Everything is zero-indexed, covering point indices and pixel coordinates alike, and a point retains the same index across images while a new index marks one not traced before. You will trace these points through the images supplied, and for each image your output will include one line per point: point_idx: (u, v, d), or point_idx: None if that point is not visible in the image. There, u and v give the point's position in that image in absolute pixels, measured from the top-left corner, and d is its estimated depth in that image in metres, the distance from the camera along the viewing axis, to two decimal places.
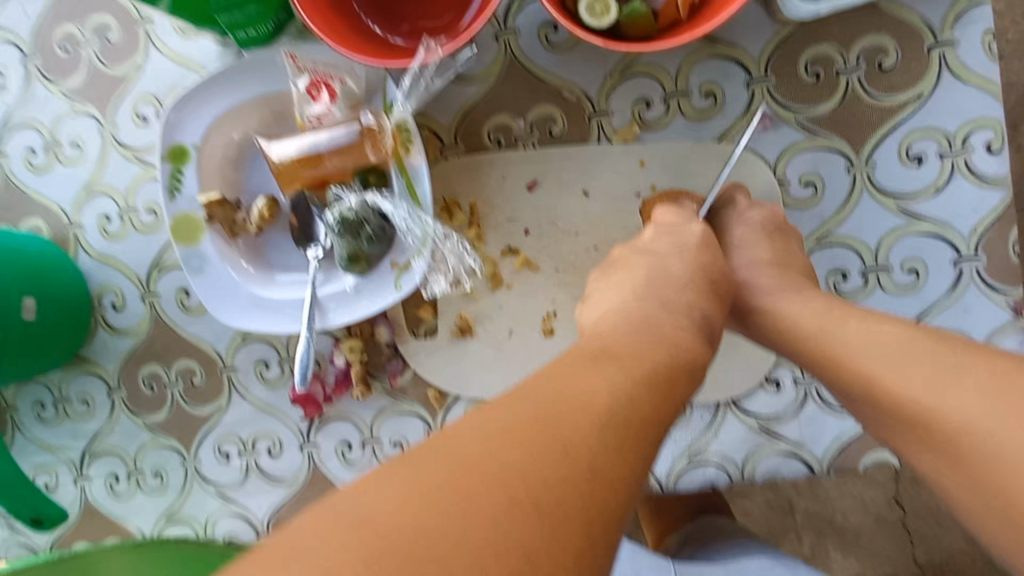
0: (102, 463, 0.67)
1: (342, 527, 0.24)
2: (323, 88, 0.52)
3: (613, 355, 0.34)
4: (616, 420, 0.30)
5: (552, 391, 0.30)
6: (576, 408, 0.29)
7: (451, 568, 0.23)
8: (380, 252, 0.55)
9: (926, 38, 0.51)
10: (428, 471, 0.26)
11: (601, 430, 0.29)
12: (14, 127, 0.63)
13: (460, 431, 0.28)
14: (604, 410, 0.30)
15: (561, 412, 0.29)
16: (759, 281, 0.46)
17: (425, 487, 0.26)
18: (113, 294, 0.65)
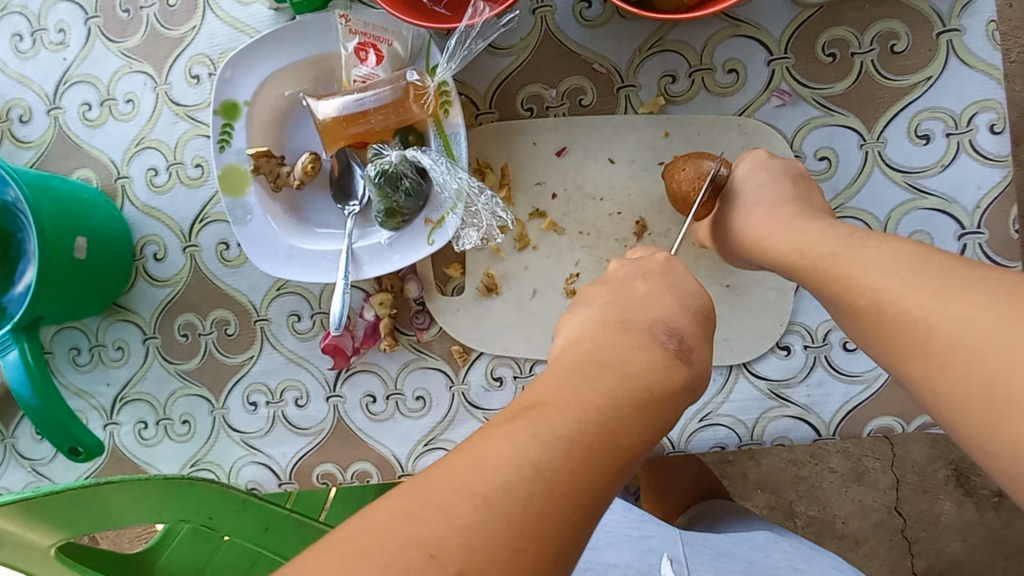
0: (132, 409, 0.69)
1: (353, 550, 0.26)
2: (370, 51, 0.56)
3: (613, 364, 0.34)
4: (603, 433, 0.31)
5: (550, 412, 0.31)
6: (585, 408, 0.31)
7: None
8: (415, 207, 0.58)
9: (935, 24, 0.54)
10: (448, 480, 0.28)
11: (589, 454, 0.30)
12: (71, 82, 0.68)
13: (460, 458, 0.29)
14: (574, 451, 0.29)
15: (532, 460, 0.29)
16: (775, 234, 0.48)
17: (397, 536, 0.26)
18: (155, 245, 0.68)
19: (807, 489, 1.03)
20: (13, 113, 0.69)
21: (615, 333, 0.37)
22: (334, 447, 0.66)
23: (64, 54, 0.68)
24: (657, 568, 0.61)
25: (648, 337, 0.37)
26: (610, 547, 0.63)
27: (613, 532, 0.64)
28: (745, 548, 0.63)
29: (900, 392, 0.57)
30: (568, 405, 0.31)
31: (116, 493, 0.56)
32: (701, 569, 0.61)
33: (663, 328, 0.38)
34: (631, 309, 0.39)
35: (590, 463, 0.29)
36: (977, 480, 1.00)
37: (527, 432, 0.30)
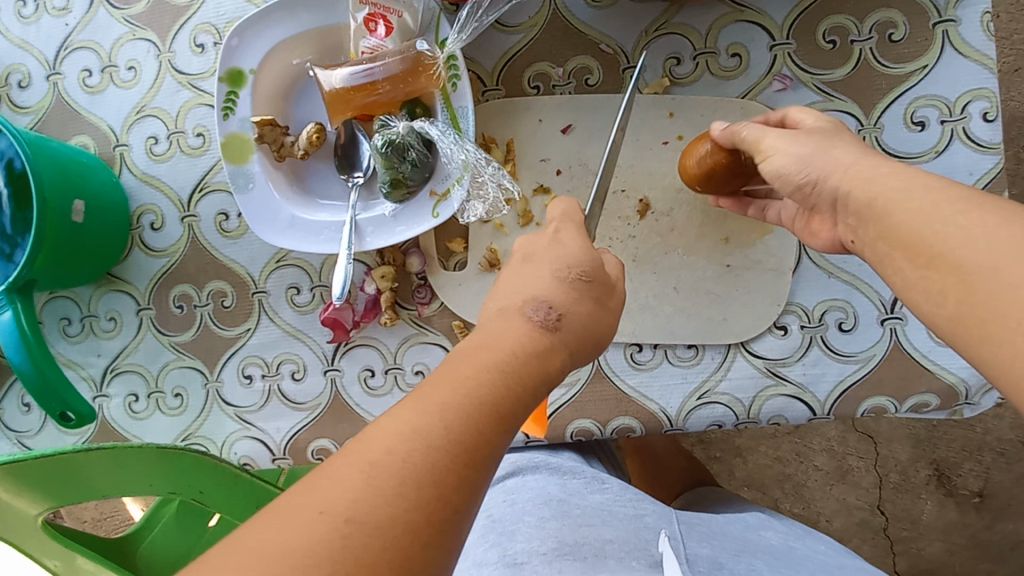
0: (123, 381, 0.68)
1: (275, 518, 0.29)
2: (379, 21, 0.57)
3: (492, 343, 0.38)
4: (482, 395, 0.34)
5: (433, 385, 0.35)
6: (461, 376, 0.35)
7: (350, 538, 0.28)
8: (420, 179, 0.58)
9: (932, 15, 0.56)
10: (347, 451, 0.31)
11: (466, 411, 0.33)
12: (72, 49, 0.67)
13: (360, 434, 0.32)
14: (432, 417, 0.32)
15: (414, 422, 0.32)
16: None
17: (302, 501, 0.29)
18: (152, 214, 0.67)
19: (792, 487, 1.05)
20: (12, 79, 0.68)
21: (485, 324, 0.40)
22: (329, 422, 0.64)
23: (66, 20, 0.67)
24: (654, 545, 0.57)
25: (514, 319, 0.40)
26: (606, 523, 0.58)
27: (609, 509, 0.60)
28: (739, 528, 0.63)
29: (893, 372, 0.58)
30: (446, 374, 0.36)
31: (98, 461, 0.54)
32: (697, 547, 0.57)
33: (535, 301, 0.41)
34: (505, 298, 0.42)
35: (451, 426, 0.32)
36: (958, 480, 1.02)
37: (393, 416, 0.33)
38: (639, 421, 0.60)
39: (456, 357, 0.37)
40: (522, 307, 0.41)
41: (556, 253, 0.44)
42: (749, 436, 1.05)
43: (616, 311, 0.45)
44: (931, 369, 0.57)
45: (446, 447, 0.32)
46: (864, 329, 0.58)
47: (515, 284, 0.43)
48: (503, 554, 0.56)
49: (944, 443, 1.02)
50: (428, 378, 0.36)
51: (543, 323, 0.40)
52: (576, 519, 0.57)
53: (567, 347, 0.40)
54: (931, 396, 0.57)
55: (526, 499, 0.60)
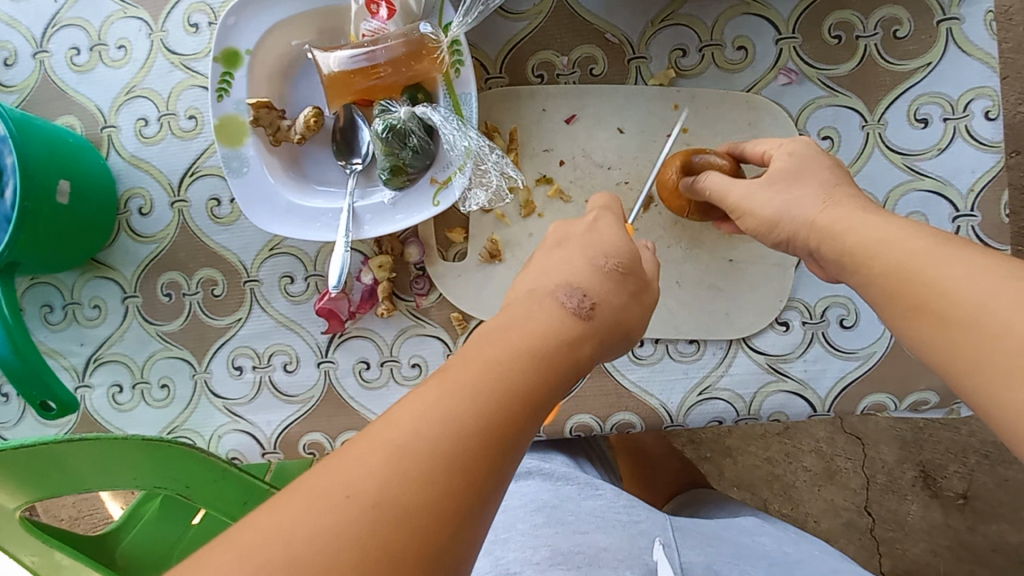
0: (106, 371, 0.65)
1: (298, 501, 0.27)
2: (382, 4, 0.55)
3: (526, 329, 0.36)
4: (516, 381, 0.33)
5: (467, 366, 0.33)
6: (496, 360, 0.34)
7: (379, 524, 0.26)
8: (421, 166, 0.57)
9: (936, 13, 0.56)
10: (376, 432, 0.29)
11: (502, 397, 0.32)
12: (61, 26, 0.65)
13: (390, 414, 0.31)
14: (466, 400, 0.31)
15: (448, 405, 0.30)
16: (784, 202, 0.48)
17: (328, 483, 0.27)
18: (141, 198, 0.65)
19: (781, 488, 1.05)
20: None
21: (517, 306, 0.39)
22: (321, 416, 0.62)
23: None
24: (648, 553, 0.55)
25: (544, 304, 0.39)
26: (601, 531, 0.56)
27: (602, 516, 0.58)
28: (734, 535, 0.63)
29: (893, 370, 0.58)
30: (479, 356, 0.34)
31: (79, 453, 0.52)
32: (692, 554, 0.56)
33: (567, 289, 0.40)
34: (536, 282, 0.41)
35: (485, 410, 0.31)
36: (943, 482, 1.03)
37: (426, 396, 0.31)
38: (639, 416, 0.59)
39: (488, 337, 0.36)
40: (555, 292, 0.40)
41: (591, 242, 0.44)
42: (740, 436, 1.05)
43: (647, 305, 0.44)
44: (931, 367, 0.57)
45: (480, 432, 0.30)
46: (865, 326, 0.58)
47: (545, 271, 0.42)
48: (496, 564, 0.53)
49: (930, 445, 1.03)
50: (460, 357, 0.34)
51: (578, 310, 0.39)
52: (569, 528, 0.56)
53: (599, 336, 0.39)
54: (930, 393, 0.57)
55: (520, 505, 0.59)
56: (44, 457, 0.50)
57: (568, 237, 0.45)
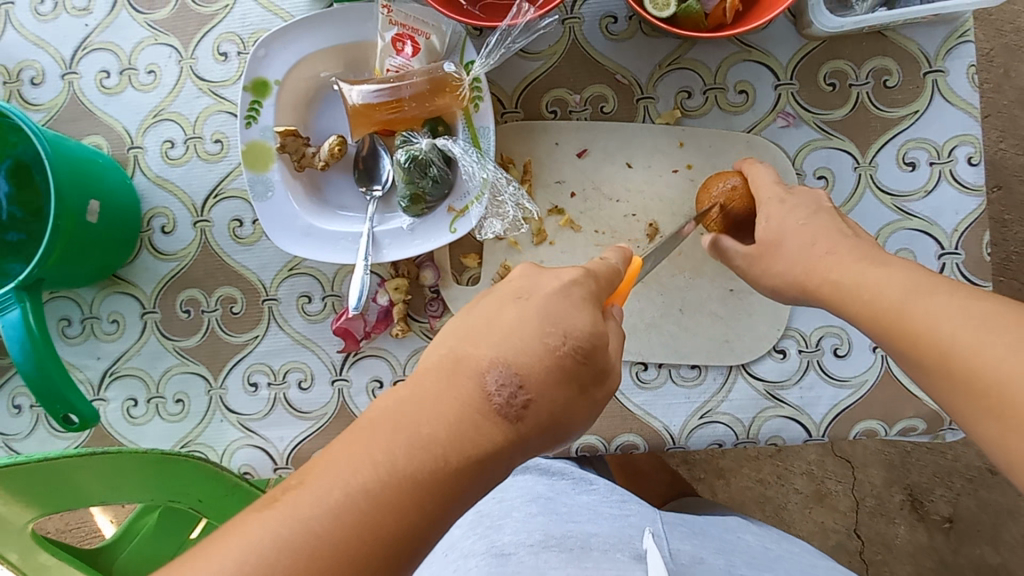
0: (121, 386, 0.66)
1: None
2: (407, 42, 0.59)
3: (425, 425, 0.33)
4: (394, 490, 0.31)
5: (345, 467, 0.31)
6: (377, 464, 0.31)
7: None
8: (439, 195, 0.59)
9: (923, 65, 0.60)
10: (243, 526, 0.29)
11: (373, 508, 0.30)
12: (91, 49, 0.67)
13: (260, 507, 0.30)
14: (331, 522, 0.29)
15: (313, 510, 0.30)
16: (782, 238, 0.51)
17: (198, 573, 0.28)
18: (163, 217, 0.67)
19: (773, 509, 1.07)
20: (25, 75, 0.67)
21: (443, 381, 0.35)
22: (334, 431, 0.64)
23: (86, 20, 0.67)
24: (638, 540, 0.58)
25: (467, 387, 0.35)
26: (591, 520, 0.59)
27: (595, 509, 0.60)
28: (719, 530, 0.65)
29: (883, 397, 0.61)
30: (362, 453, 0.32)
31: (83, 467, 0.52)
32: (680, 543, 0.59)
33: (497, 370, 0.35)
34: (476, 343, 0.37)
35: (348, 538, 0.29)
36: (930, 506, 1.06)
37: (294, 494, 0.30)
38: (643, 438, 0.62)
39: (388, 433, 0.32)
40: (485, 372, 0.35)
41: (555, 309, 0.38)
42: (732, 458, 1.07)
43: (598, 377, 0.39)
44: (918, 395, 0.61)
45: (335, 560, 0.29)
46: (858, 354, 0.61)
47: (489, 332, 0.38)
48: (490, 545, 0.56)
49: (916, 469, 1.06)
50: (349, 454, 0.32)
51: (503, 408, 0.34)
52: (563, 517, 0.58)
53: (526, 439, 0.35)
54: (918, 420, 0.60)
55: (515, 496, 0.60)
56: (49, 471, 0.51)
57: (507, 291, 0.41)
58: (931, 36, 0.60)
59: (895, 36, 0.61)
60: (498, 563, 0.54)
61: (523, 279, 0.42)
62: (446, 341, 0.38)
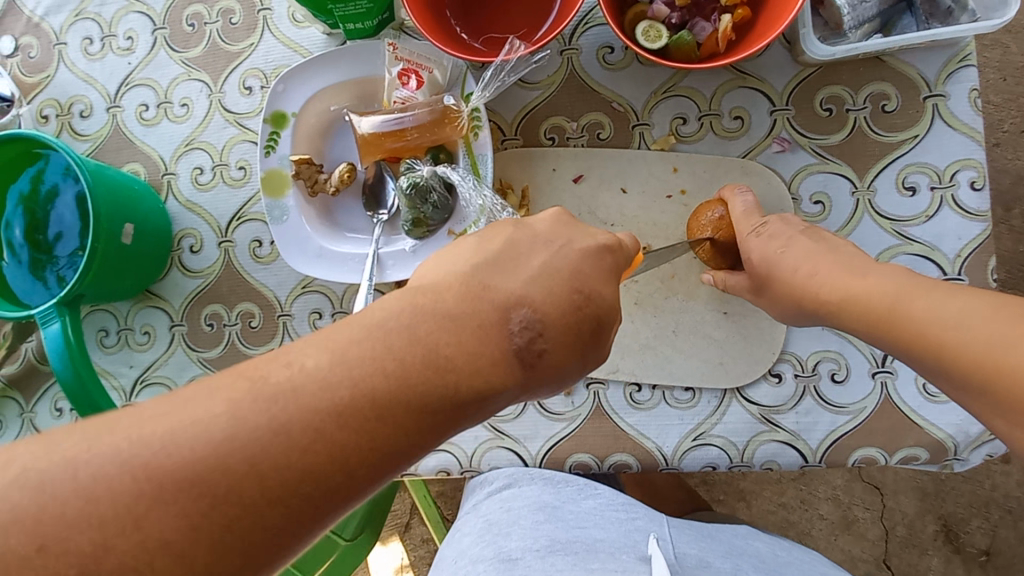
0: (151, 393, 0.72)
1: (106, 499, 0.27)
2: (412, 76, 0.63)
3: (440, 342, 0.31)
4: (396, 394, 0.30)
5: (356, 358, 0.30)
6: (386, 367, 0.30)
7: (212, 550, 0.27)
8: (440, 219, 0.63)
9: (923, 89, 0.60)
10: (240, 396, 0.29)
11: (375, 404, 0.30)
12: (133, 85, 0.74)
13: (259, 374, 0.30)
14: (328, 417, 0.29)
15: (313, 388, 0.29)
16: None
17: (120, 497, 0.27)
18: (192, 238, 0.72)
19: (796, 535, 1.04)
20: (74, 109, 0.75)
21: (466, 304, 0.33)
22: None
23: (129, 59, 0.74)
24: (643, 545, 0.59)
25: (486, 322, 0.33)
26: (598, 526, 0.60)
27: (601, 513, 0.61)
28: (728, 535, 0.65)
29: (884, 425, 0.60)
30: (374, 354, 0.30)
31: None
32: (686, 546, 0.60)
33: (519, 314, 0.33)
34: (500, 276, 0.35)
35: (341, 434, 0.29)
36: (964, 537, 1.01)
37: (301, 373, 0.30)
38: (635, 457, 0.63)
39: (405, 343, 0.31)
40: (509, 312, 0.33)
41: (583, 269, 0.37)
42: (754, 480, 1.03)
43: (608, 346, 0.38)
44: (920, 423, 0.59)
45: (325, 454, 0.29)
46: (857, 380, 0.61)
47: (517, 269, 0.36)
48: (498, 551, 0.58)
49: (951, 498, 1.02)
50: (361, 354, 0.30)
51: (519, 351, 0.33)
52: (569, 523, 0.59)
53: (530, 386, 0.34)
54: (920, 450, 0.59)
55: (524, 505, 0.60)
56: None
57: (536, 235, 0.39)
58: (931, 60, 0.60)
59: (892, 61, 0.60)
60: (507, 567, 0.56)
61: (552, 231, 0.39)
62: (467, 266, 0.36)
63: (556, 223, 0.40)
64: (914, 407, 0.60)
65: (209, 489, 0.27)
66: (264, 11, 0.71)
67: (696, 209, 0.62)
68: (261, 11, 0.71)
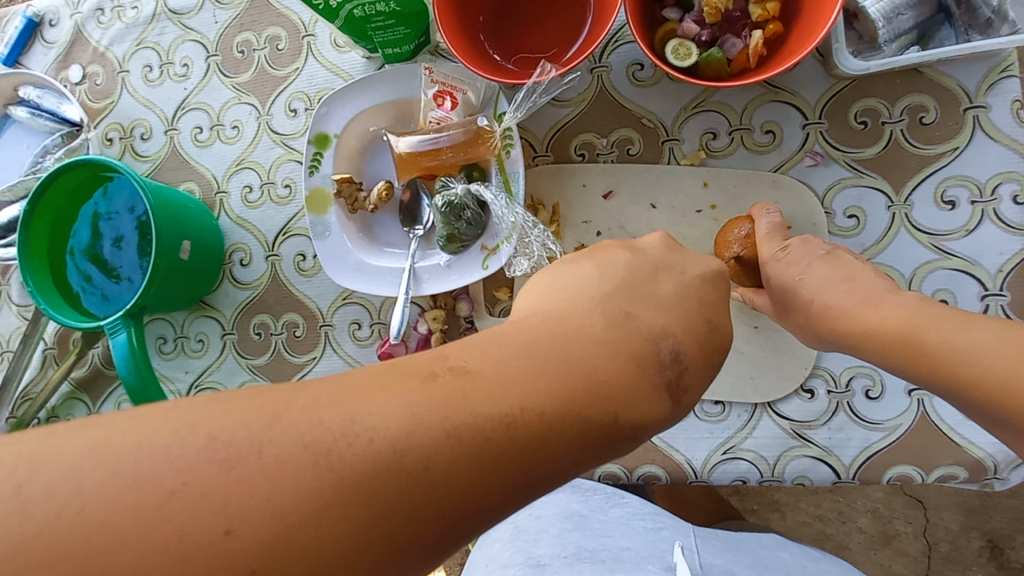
0: (205, 396, 0.77)
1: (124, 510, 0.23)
2: (447, 97, 0.65)
3: (601, 362, 0.30)
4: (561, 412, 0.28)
5: (521, 371, 0.28)
6: (553, 382, 0.29)
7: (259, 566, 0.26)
8: (473, 234, 0.65)
9: (963, 101, 0.59)
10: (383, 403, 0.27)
11: (545, 419, 0.28)
12: (189, 109, 0.79)
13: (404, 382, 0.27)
14: (497, 432, 0.26)
15: (483, 398, 0.27)
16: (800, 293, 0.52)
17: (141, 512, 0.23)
18: (242, 252, 0.77)
19: (833, 548, 1.02)
20: (136, 131, 0.81)
21: (613, 329, 0.32)
22: None
23: (185, 85, 0.79)
24: (669, 554, 0.60)
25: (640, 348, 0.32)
26: (625, 534, 0.61)
27: (628, 523, 0.62)
28: (755, 546, 0.66)
29: (918, 442, 0.59)
30: (543, 368, 0.29)
31: None
32: (712, 557, 0.61)
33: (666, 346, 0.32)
34: (643, 303, 0.34)
35: (505, 449, 0.26)
36: (1012, 555, 0.98)
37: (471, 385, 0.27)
38: (664, 469, 0.63)
39: (566, 361, 0.30)
40: (658, 342, 0.32)
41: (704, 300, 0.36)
42: (788, 492, 1.03)
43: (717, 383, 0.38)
44: (957, 442, 0.59)
45: (486, 471, 0.26)
46: (892, 397, 0.60)
47: (652, 303, 0.35)
48: (527, 557, 0.60)
49: (998, 514, 0.98)
50: (526, 367, 0.29)
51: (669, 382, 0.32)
52: (597, 531, 0.61)
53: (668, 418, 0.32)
54: (958, 468, 0.58)
55: (551, 513, 0.63)
56: None
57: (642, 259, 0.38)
58: (971, 71, 0.59)
59: (931, 72, 0.59)
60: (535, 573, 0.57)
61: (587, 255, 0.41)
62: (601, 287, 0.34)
63: (668, 249, 0.40)
64: (952, 425, 0.59)
65: (363, 507, 0.24)
66: (308, 37, 0.75)
67: (724, 226, 0.62)
68: (305, 36, 0.75)
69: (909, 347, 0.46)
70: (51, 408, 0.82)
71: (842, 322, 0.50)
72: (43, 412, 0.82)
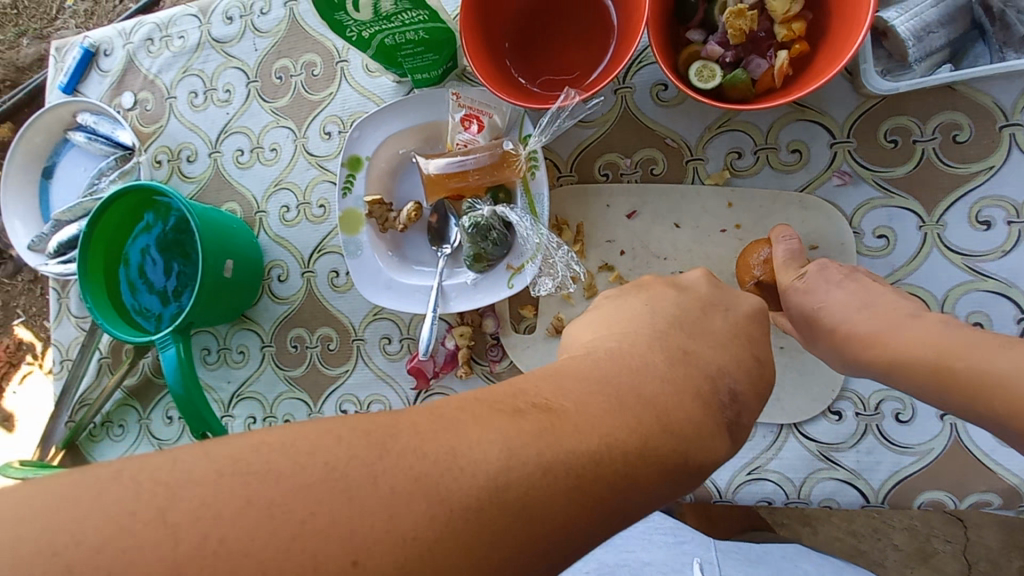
0: (245, 405, 0.81)
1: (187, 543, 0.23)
2: (474, 121, 0.67)
3: (671, 395, 0.32)
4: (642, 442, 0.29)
5: (600, 404, 0.30)
6: (633, 414, 0.30)
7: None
8: (500, 254, 0.67)
9: (999, 119, 0.58)
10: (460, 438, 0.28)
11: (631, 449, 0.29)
12: (231, 132, 0.83)
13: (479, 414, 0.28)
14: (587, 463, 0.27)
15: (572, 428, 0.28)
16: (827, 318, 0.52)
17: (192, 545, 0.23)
18: (280, 268, 0.81)
19: (866, 564, 0.99)
20: (183, 154, 0.86)
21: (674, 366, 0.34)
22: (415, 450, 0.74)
23: (228, 109, 0.84)
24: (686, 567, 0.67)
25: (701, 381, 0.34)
26: (646, 549, 0.69)
27: (649, 538, 0.70)
28: (777, 558, 0.68)
29: (951, 467, 0.58)
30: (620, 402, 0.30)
31: None
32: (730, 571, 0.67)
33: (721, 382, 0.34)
34: (690, 341, 0.36)
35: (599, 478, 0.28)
36: None
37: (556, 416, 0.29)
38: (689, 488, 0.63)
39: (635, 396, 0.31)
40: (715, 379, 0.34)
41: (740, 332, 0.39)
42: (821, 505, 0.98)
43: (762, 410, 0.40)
44: (992, 467, 0.57)
45: (580, 501, 0.27)
46: (924, 420, 0.59)
47: (704, 338, 0.37)
48: None
49: None
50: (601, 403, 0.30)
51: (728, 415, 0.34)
52: (620, 547, 0.69)
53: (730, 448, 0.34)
54: (992, 494, 0.57)
55: None
56: None
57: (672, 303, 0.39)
58: (1008, 88, 0.57)
59: (965, 90, 0.58)
60: None
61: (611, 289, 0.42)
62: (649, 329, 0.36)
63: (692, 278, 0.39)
64: (986, 451, 0.57)
65: (457, 541, 0.25)
66: (342, 63, 0.78)
67: (745, 249, 0.62)
68: (339, 62, 0.79)
69: (937, 375, 0.46)
70: (105, 414, 0.87)
71: (869, 347, 0.50)
72: (99, 417, 0.87)
